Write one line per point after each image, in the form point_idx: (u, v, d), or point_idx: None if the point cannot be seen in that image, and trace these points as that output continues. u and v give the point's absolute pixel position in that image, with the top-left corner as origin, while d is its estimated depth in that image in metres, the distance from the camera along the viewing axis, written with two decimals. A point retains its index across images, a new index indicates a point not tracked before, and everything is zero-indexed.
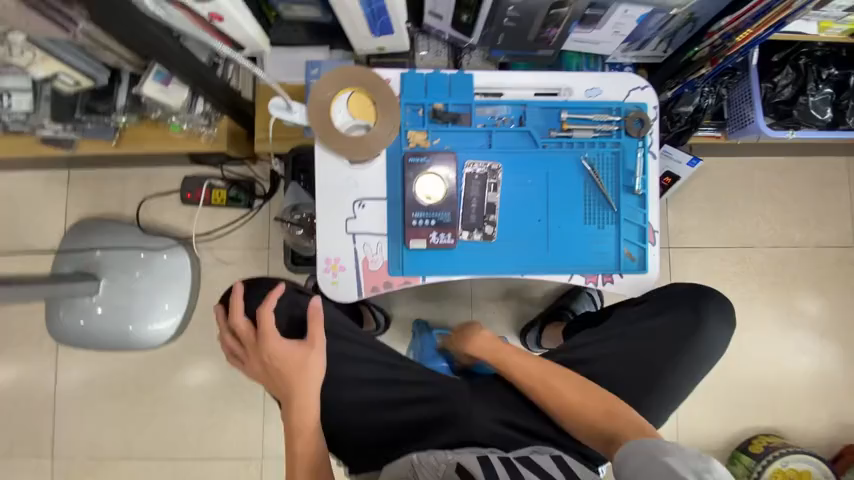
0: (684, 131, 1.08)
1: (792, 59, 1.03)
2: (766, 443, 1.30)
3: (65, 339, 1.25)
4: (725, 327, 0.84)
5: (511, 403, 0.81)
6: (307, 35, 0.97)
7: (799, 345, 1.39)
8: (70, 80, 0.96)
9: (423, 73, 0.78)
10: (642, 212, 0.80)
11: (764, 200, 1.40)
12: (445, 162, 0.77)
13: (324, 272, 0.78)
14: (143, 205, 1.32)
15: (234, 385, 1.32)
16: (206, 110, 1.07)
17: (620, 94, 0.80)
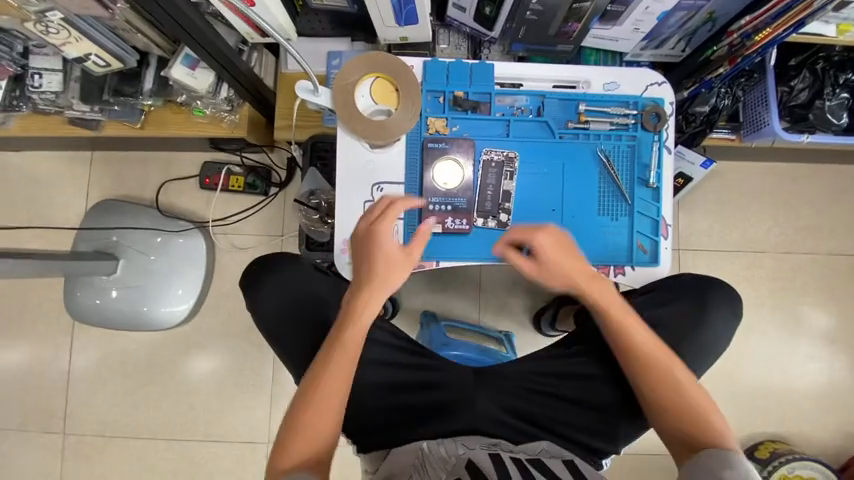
0: (698, 132, 1.10)
1: (810, 62, 1.03)
2: (772, 449, 1.29)
3: (81, 316, 1.28)
4: (731, 319, 0.80)
5: (514, 389, 0.80)
6: (331, 26, 1.00)
7: (809, 352, 1.38)
8: (102, 61, 1.00)
9: (445, 62, 0.80)
10: (656, 205, 0.81)
11: (777, 206, 1.40)
12: (465, 150, 0.79)
13: (340, 252, 0.80)
14: (162, 188, 1.35)
15: (242, 368, 1.34)
16: (229, 96, 1.09)
17: (637, 88, 0.81)
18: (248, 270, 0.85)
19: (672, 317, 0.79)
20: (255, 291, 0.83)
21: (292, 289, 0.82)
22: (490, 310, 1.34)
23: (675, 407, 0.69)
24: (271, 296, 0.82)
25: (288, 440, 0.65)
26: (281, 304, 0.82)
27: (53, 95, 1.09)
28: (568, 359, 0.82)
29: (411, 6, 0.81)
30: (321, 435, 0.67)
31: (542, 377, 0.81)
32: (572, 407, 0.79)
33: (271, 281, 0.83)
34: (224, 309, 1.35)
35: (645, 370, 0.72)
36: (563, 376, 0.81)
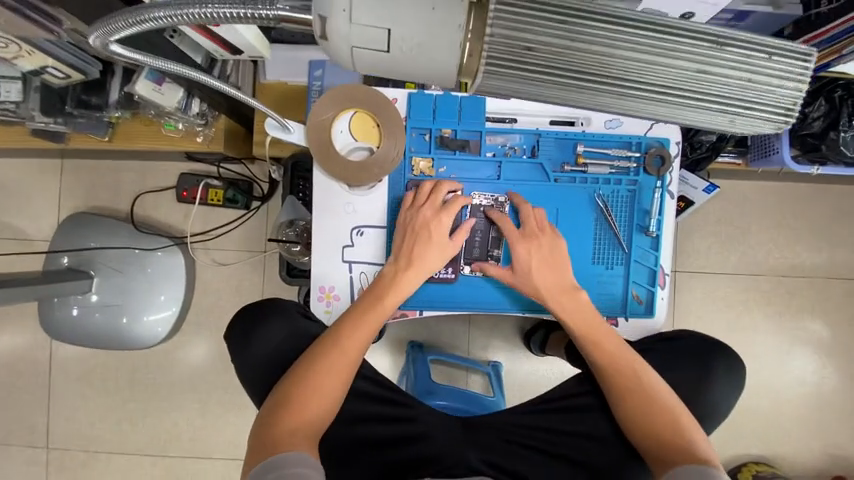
0: (703, 158, 1.04)
1: (826, 90, 0.96)
2: (755, 472, 1.30)
3: (57, 334, 1.24)
4: (734, 390, 0.76)
5: (498, 445, 0.79)
6: (312, 34, 0.90)
7: (799, 376, 1.37)
8: (60, 73, 0.91)
9: (432, 95, 0.73)
10: (655, 254, 0.76)
11: (778, 227, 1.35)
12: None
13: (317, 300, 0.75)
14: (138, 200, 1.28)
15: (226, 386, 1.31)
16: (202, 110, 1.02)
17: (641, 127, 0.75)
18: (238, 317, 0.81)
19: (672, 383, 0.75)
20: (244, 340, 0.79)
21: (272, 343, 0.78)
22: (479, 331, 1.32)
23: (657, 421, 0.66)
24: (263, 347, 0.78)
25: (279, 415, 0.64)
26: (271, 357, 0.77)
27: (12, 105, 0.99)
28: (556, 412, 0.82)
29: None
30: (313, 418, 0.66)
31: (528, 430, 0.81)
32: (559, 463, 0.78)
33: (262, 331, 0.79)
34: (206, 327, 1.31)
35: (624, 387, 0.69)
36: (549, 430, 0.81)
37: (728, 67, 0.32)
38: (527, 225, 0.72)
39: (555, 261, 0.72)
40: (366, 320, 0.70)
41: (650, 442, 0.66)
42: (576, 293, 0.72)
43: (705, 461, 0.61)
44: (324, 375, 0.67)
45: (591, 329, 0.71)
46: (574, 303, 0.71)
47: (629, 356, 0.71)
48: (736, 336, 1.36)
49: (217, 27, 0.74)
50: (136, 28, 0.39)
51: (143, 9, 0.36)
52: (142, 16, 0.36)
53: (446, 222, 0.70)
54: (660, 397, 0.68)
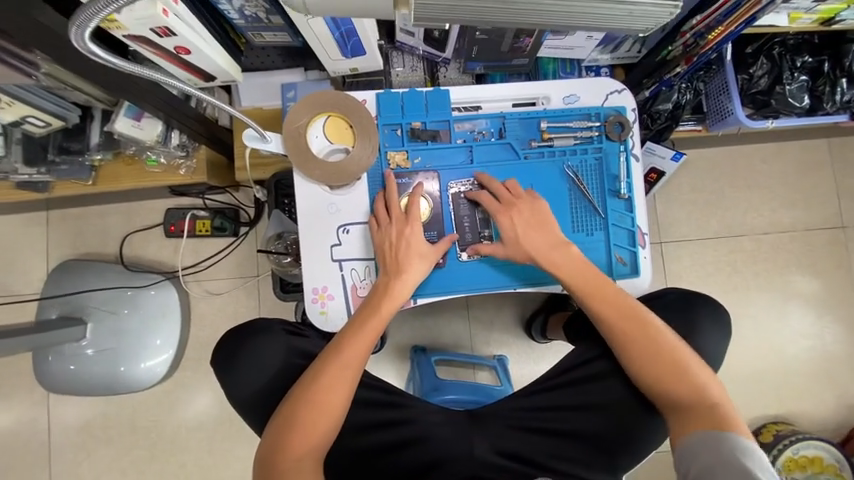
0: (665, 128, 1.09)
1: (766, 49, 1.04)
2: (775, 432, 1.29)
3: (54, 386, 1.22)
4: (721, 335, 0.78)
5: (507, 431, 0.78)
6: (282, 58, 0.95)
7: (799, 329, 1.39)
8: (40, 122, 0.94)
9: (398, 93, 0.78)
10: (631, 215, 0.79)
11: (751, 187, 1.41)
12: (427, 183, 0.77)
13: (312, 302, 0.76)
14: (126, 241, 1.29)
15: (233, 418, 1.29)
16: (182, 142, 1.05)
17: (597, 98, 0.80)
18: (221, 342, 0.81)
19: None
20: (230, 364, 0.79)
21: (261, 363, 0.79)
22: (479, 327, 1.32)
23: (670, 375, 0.67)
24: (252, 368, 0.78)
25: (286, 442, 0.63)
26: (260, 378, 0.78)
27: None
28: (555, 392, 0.81)
29: (355, 39, 0.77)
30: (324, 435, 0.65)
31: (533, 415, 0.80)
32: (566, 440, 0.78)
33: (248, 353, 0.79)
34: (205, 360, 1.29)
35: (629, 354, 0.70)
36: (553, 410, 0.80)
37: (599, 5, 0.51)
38: (501, 195, 0.75)
39: (543, 226, 0.74)
40: (369, 324, 0.70)
41: (663, 395, 0.68)
42: (570, 252, 0.73)
43: (720, 411, 0.63)
44: (331, 389, 0.66)
45: (591, 290, 0.72)
46: (569, 263, 0.73)
47: (631, 308, 0.71)
48: (730, 298, 1.38)
49: (189, 54, 0.78)
50: (107, 13, 0.40)
51: None
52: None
53: (413, 231, 0.73)
54: (667, 344, 0.69)
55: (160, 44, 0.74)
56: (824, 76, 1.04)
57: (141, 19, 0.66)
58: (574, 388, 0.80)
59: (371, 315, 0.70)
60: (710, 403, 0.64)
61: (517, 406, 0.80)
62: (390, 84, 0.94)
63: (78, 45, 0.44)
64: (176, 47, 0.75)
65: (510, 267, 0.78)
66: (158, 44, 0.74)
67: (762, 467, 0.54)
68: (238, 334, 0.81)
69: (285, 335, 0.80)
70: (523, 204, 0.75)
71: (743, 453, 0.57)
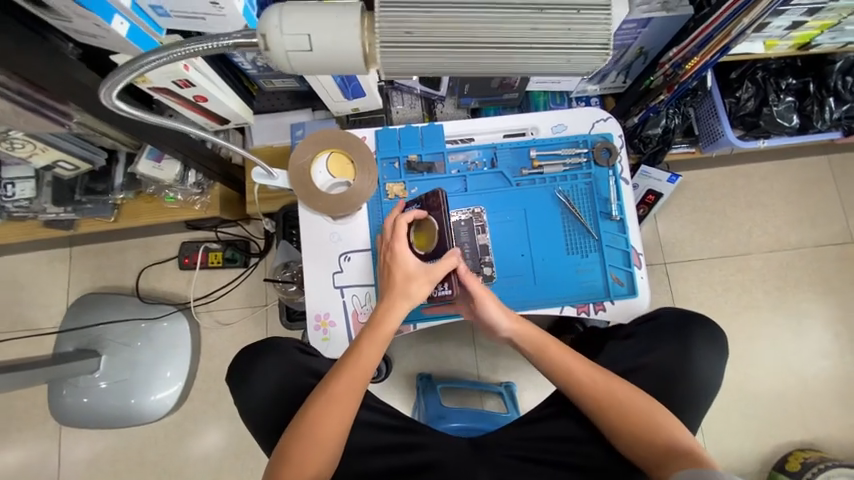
0: (658, 151, 1.13)
1: (749, 73, 1.08)
2: (803, 459, 1.22)
3: (67, 418, 1.24)
4: (720, 357, 0.74)
5: (509, 459, 0.75)
6: (290, 101, 1.02)
7: (817, 349, 1.34)
8: (69, 165, 1.03)
9: (395, 129, 0.84)
10: (624, 236, 0.81)
11: (752, 205, 1.41)
12: (434, 205, 0.73)
13: (315, 329, 0.79)
14: (143, 274, 1.35)
15: (239, 449, 1.28)
16: (198, 180, 1.12)
17: (584, 127, 0.84)
18: (239, 355, 0.78)
19: (659, 364, 0.72)
20: (243, 382, 0.76)
21: (275, 381, 0.75)
22: (485, 353, 1.31)
23: (648, 430, 0.65)
24: (264, 385, 0.75)
25: (284, 466, 0.64)
26: (266, 399, 0.75)
27: (26, 202, 1.10)
28: (553, 418, 0.79)
29: (355, 83, 0.84)
30: (325, 462, 0.65)
31: (533, 442, 0.77)
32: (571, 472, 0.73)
33: (259, 372, 0.76)
34: (214, 389, 1.31)
35: (606, 403, 0.67)
36: (555, 439, 0.77)
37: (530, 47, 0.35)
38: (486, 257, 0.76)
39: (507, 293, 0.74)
40: (359, 357, 0.70)
41: (647, 457, 0.64)
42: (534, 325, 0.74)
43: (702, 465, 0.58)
44: (323, 421, 0.66)
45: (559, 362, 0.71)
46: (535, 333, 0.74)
47: (596, 375, 0.69)
48: (741, 317, 1.35)
49: (206, 101, 0.85)
50: (135, 77, 0.44)
51: (138, 60, 0.41)
52: (137, 64, 0.41)
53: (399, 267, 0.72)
54: (635, 404, 0.67)
55: (180, 94, 0.81)
56: (811, 96, 1.08)
57: (165, 75, 0.74)
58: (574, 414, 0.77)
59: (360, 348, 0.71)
60: (692, 460, 0.60)
61: (514, 435, 0.79)
62: (390, 121, 1.00)
63: (108, 102, 0.49)
64: (195, 96, 0.83)
65: (513, 290, 0.80)
66: (179, 93, 0.81)
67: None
68: (256, 348, 0.78)
69: (298, 354, 0.77)
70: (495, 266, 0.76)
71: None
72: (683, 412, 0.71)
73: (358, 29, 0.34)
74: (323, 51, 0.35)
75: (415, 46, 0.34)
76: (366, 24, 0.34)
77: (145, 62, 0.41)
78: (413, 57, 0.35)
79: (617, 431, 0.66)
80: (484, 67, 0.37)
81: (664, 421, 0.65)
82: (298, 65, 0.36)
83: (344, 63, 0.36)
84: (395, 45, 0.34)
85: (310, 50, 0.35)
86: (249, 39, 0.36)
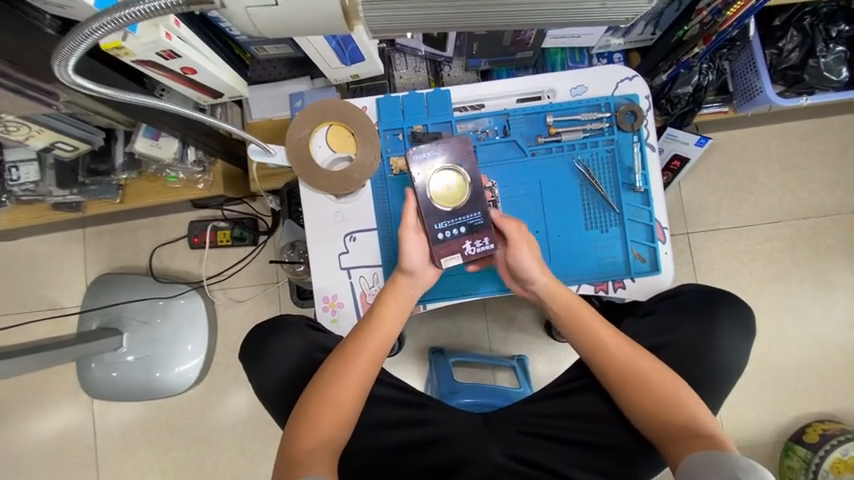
0: (687, 111, 1.03)
1: (796, 19, 0.96)
2: (822, 431, 1.20)
3: (97, 392, 1.30)
4: (746, 336, 0.70)
5: (524, 436, 0.74)
6: (287, 69, 0.96)
7: (847, 320, 1.28)
8: (68, 147, 1.01)
9: (399, 96, 0.77)
10: (648, 209, 0.75)
11: (787, 168, 1.30)
12: (462, 153, 0.67)
13: (323, 310, 0.77)
14: (155, 253, 1.36)
15: (260, 419, 1.33)
16: (198, 158, 1.09)
17: (607, 88, 0.76)
18: (247, 339, 0.77)
19: (679, 343, 0.69)
20: (257, 360, 0.75)
21: (284, 362, 0.74)
22: (497, 327, 1.30)
23: (668, 410, 0.62)
24: (274, 367, 0.74)
25: (300, 431, 0.63)
26: (277, 380, 0.74)
27: (32, 185, 1.09)
28: (574, 395, 0.75)
29: (352, 46, 0.78)
30: (333, 430, 0.65)
31: (544, 418, 0.75)
32: (583, 448, 0.72)
33: (272, 349, 0.75)
34: (233, 364, 1.34)
35: (631, 379, 0.65)
36: (574, 416, 0.74)
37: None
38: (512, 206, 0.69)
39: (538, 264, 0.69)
40: (379, 328, 0.68)
41: (661, 434, 0.62)
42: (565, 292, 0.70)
43: (717, 447, 0.57)
44: (337, 390, 0.65)
45: (585, 330, 0.68)
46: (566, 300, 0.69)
47: (623, 346, 0.66)
48: (767, 288, 1.29)
49: (196, 73, 0.80)
50: (91, 46, 0.39)
51: (86, 24, 0.36)
52: (88, 31, 0.37)
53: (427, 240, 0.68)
54: (660, 378, 0.64)
55: (168, 66, 0.76)
56: None
57: (148, 45, 0.69)
58: (587, 389, 0.75)
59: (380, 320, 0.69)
60: (711, 443, 0.58)
61: (525, 410, 0.76)
62: (393, 88, 0.93)
63: (67, 79, 0.45)
64: (182, 68, 0.77)
65: None
66: (166, 66, 0.76)
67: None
68: (264, 329, 0.77)
69: (312, 331, 0.75)
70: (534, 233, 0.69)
71: (743, 470, 0.50)
72: (704, 391, 0.68)
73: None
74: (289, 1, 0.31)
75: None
76: None
77: (92, 29, 0.36)
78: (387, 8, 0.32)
79: (636, 407, 0.64)
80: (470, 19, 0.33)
81: (687, 400, 0.63)
82: (262, 22, 0.33)
83: (316, 19, 0.33)
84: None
85: (275, 4, 0.31)
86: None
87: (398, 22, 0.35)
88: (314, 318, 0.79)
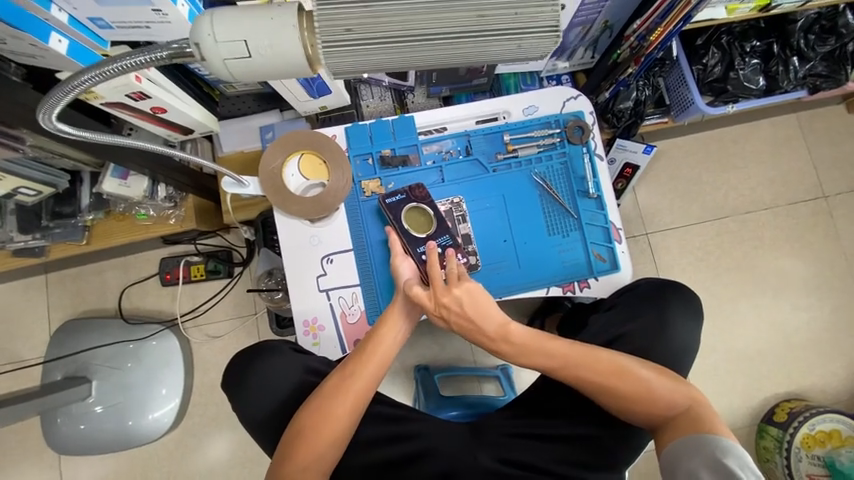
0: (631, 124, 1.13)
1: (714, 38, 1.09)
2: (789, 409, 1.27)
3: (64, 448, 1.22)
4: (698, 321, 0.76)
5: (508, 438, 0.76)
6: (257, 103, 0.99)
7: (796, 302, 1.39)
8: (31, 191, 0.99)
9: (366, 124, 0.82)
10: (603, 213, 0.82)
11: (727, 169, 1.44)
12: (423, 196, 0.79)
13: (304, 334, 0.78)
14: (125, 294, 1.32)
15: (244, 458, 1.28)
16: (169, 194, 1.09)
17: (556, 106, 0.84)
18: (228, 370, 0.77)
19: (642, 334, 0.74)
20: (241, 388, 0.75)
21: (265, 389, 0.74)
22: None
23: (652, 403, 0.65)
24: (256, 396, 0.74)
25: (294, 450, 0.63)
26: (259, 409, 0.73)
27: None
28: (551, 393, 0.78)
29: (319, 81, 0.82)
30: (324, 453, 0.63)
31: (527, 419, 0.77)
32: (565, 444, 0.75)
33: (255, 376, 0.74)
34: (212, 403, 1.29)
35: (615, 384, 0.66)
36: (553, 414, 0.77)
37: (479, 34, 0.32)
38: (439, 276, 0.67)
39: (469, 321, 0.68)
40: (377, 349, 0.68)
41: (651, 421, 0.66)
42: (512, 344, 0.69)
43: (700, 430, 0.60)
44: (331, 410, 0.64)
45: (547, 367, 0.68)
46: (515, 350, 0.69)
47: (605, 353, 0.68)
48: (724, 280, 1.39)
49: (165, 112, 0.82)
50: (76, 98, 0.40)
51: (74, 78, 0.37)
52: (76, 83, 0.37)
53: (417, 262, 0.74)
54: (633, 373, 0.66)
55: (136, 106, 0.78)
56: (775, 57, 1.10)
57: (118, 89, 0.71)
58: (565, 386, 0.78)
59: (378, 342, 0.68)
60: (689, 427, 0.61)
61: (506, 414, 0.79)
62: (361, 116, 0.98)
63: (49, 126, 0.45)
64: (152, 107, 0.80)
65: (503, 273, 0.80)
66: (134, 106, 0.78)
67: (743, 465, 0.52)
68: (246, 358, 0.77)
69: (296, 354, 0.75)
70: (453, 299, 0.66)
71: (723, 453, 0.55)
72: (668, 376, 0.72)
73: (296, 30, 0.31)
74: (262, 56, 0.32)
75: (359, 45, 0.32)
76: (305, 24, 0.31)
77: (82, 80, 0.37)
78: (357, 57, 0.33)
79: (623, 406, 0.66)
80: (437, 59, 0.35)
81: (662, 389, 0.65)
82: (239, 72, 0.34)
83: (288, 68, 0.33)
84: (335, 45, 0.32)
85: (249, 55, 0.32)
86: (184, 51, 0.34)
87: (365, 66, 0.34)
88: (295, 342, 0.79)
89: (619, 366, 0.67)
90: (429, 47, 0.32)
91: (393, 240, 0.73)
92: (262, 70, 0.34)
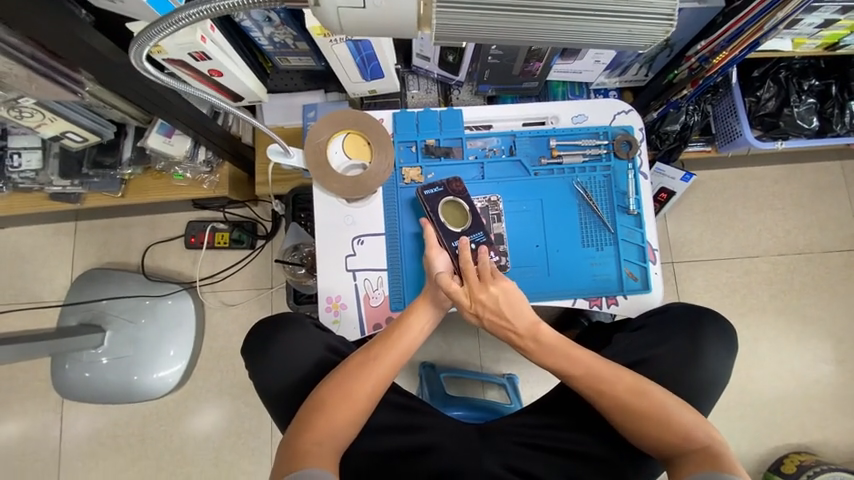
0: (674, 148, 1.12)
1: (772, 72, 1.06)
2: (798, 462, 1.23)
3: (71, 392, 1.25)
4: (729, 353, 0.74)
5: (516, 446, 0.75)
6: (304, 82, 1.00)
7: (819, 354, 1.34)
8: (79, 137, 1.01)
9: (413, 112, 0.82)
10: (640, 231, 0.81)
11: (764, 207, 1.40)
12: (458, 190, 0.79)
13: (325, 311, 0.78)
14: (148, 251, 1.34)
15: (241, 429, 1.29)
16: (207, 158, 1.11)
17: (605, 118, 0.83)
18: (248, 336, 0.77)
19: (667, 360, 0.72)
20: (259, 356, 0.75)
21: (284, 361, 0.74)
22: (489, 345, 1.31)
23: (672, 432, 0.63)
24: (275, 367, 0.74)
25: (309, 424, 0.62)
26: (276, 380, 0.73)
27: (33, 173, 1.08)
28: (568, 407, 0.77)
29: (375, 63, 0.83)
30: (337, 432, 0.62)
31: (539, 430, 0.76)
32: (575, 461, 0.73)
33: (276, 347, 0.75)
34: (218, 370, 1.31)
35: (635, 405, 0.65)
36: (565, 427, 0.76)
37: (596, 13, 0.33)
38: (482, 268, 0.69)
39: (503, 317, 0.68)
40: (403, 336, 0.68)
41: (665, 452, 0.63)
42: (540, 343, 0.68)
43: (719, 467, 0.57)
44: (351, 390, 0.64)
45: (568, 373, 0.67)
46: (542, 350, 0.69)
47: (628, 375, 0.67)
48: (746, 320, 1.35)
49: (221, 76, 0.84)
50: (168, 35, 0.40)
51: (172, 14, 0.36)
52: (172, 20, 0.37)
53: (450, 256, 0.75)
54: (656, 399, 0.65)
55: (197, 67, 0.80)
56: (832, 98, 1.07)
57: (183, 46, 0.73)
58: (580, 402, 0.77)
59: (404, 329, 0.69)
60: (705, 462, 0.59)
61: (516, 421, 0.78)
62: (405, 105, 0.98)
63: (138, 65, 0.46)
64: (210, 70, 0.81)
65: (531, 278, 0.79)
66: (195, 66, 0.80)
67: None
68: (268, 328, 0.77)
69: (317, 331, 0.75)
70: (489, 296, 0.67)
71: None
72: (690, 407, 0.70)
73: None
74: (377, 8, 0.32)
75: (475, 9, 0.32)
76: None
77: (178, 19, 0.36)
78: (469, 20, 0.33)
79: (641, 431, 0.64)
80: (545, 33, 0.35)
81: (682, 419, 0.63)
82: (348, 23, 0.33)
83: (399, 23, 0.33)
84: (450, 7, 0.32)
85: (363, 6, 0.32)
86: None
87: (472, 31, 0.34)
88: (316, 317, 0.79)
89: (642, 387, 0.66)
90: (542, 17, 0.33)
91: (428, 231, 0.73)
92: (374, 21, 0.33)
